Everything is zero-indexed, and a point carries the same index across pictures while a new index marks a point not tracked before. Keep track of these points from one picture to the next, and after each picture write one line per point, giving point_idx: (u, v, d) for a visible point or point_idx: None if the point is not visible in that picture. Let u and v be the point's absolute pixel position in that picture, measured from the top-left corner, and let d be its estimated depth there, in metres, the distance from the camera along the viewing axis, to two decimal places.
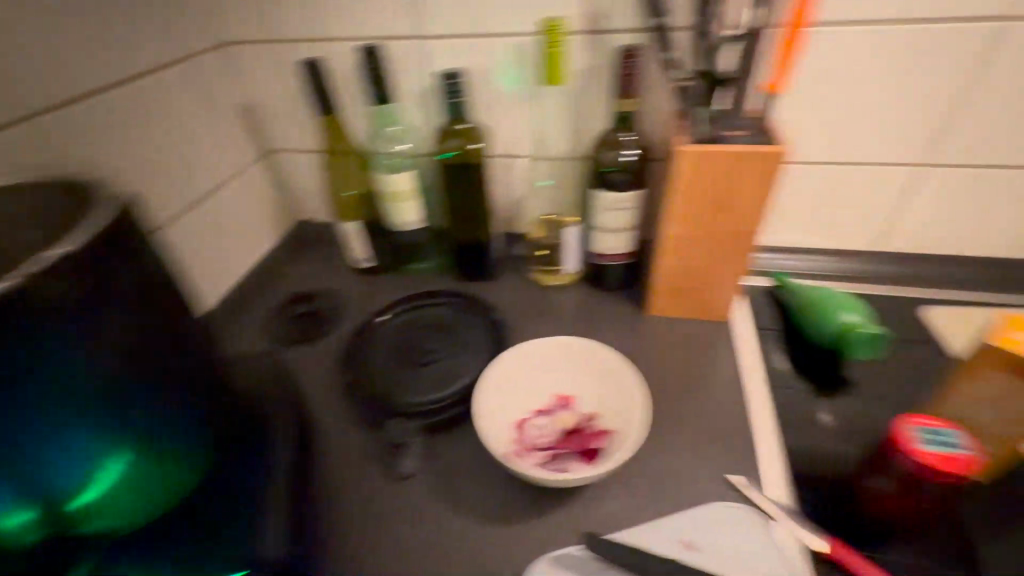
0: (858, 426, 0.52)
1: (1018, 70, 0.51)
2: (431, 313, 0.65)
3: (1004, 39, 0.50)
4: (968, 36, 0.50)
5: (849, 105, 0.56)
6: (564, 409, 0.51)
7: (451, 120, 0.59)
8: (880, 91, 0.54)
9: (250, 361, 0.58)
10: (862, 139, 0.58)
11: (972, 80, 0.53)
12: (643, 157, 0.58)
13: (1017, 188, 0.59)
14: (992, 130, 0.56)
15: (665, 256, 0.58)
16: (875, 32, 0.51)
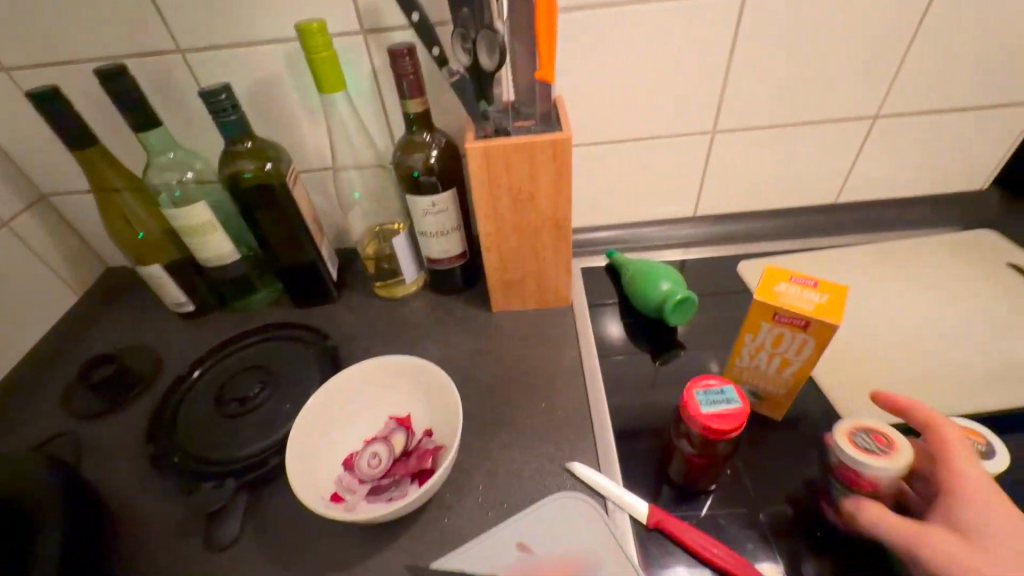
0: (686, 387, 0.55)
1: (775, 38, 0.55)
2: (258, 351, 0.59)
3: (756, 10, 0.53)
4: (725, 10, 0.53)
5: (638, 83, 0.58)
6: (398, 431, 0.48)
7: (235, 139, 0.54)
8: (664, 66, 0.56)
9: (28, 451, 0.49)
10: (659, 114, 0.60)
11: (739, 50, 0.56)
12: (451, 156, 0.56)
13: (796, 144, 0.64)
14: (767, 94, 0.60)
15: (489, 255, 0.57)
16: (644, 11, 0.52)
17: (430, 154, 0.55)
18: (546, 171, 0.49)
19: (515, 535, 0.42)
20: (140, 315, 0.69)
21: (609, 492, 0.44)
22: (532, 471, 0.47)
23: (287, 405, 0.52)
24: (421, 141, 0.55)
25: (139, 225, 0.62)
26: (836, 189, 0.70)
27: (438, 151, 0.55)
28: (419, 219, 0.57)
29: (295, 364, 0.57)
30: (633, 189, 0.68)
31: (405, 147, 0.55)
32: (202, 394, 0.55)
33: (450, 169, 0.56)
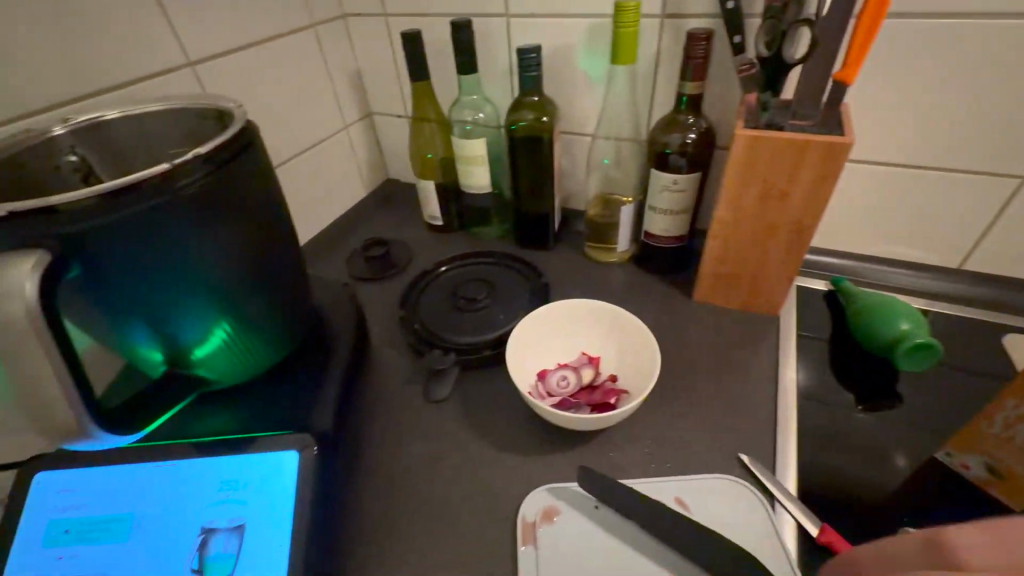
0: (893, 439, 0.50)
1: None
2: (485, 267, 0.70)
3: None
4: None
5: (942, 107, 0.52)
6: (588, 367, 0.55)
7: (525, 94, 0.63)
8: (985, 94, 0.50)
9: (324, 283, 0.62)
10: (956, 146, 0.54)
11: None
12: (705, 142, 0.59)
13: None
14: None
15: (714, 241, 0.58)
16: (983, 29, 0.47)
17: (687, 136, 0.58)
18: (809, 171, 0.49)
19: (674, 491, 0.45)
20: (402, 219, 0.87)
21: (779, 493, 0.44)
22: (702, 450, 0.49)
23: (502, 318, 0.62)
24: (684, 122, 0.58)
25: (429, 147, 0.79)
26: None
27: (696, 135, 0.58)
28: (655, 193, 0.61)
29: (513, 287, 0.67)
30: (888, 220, 0.62)
31: (666, 125, 0.59)
32: (440, 286, 0.68)
33: (700, 155, 0.59)
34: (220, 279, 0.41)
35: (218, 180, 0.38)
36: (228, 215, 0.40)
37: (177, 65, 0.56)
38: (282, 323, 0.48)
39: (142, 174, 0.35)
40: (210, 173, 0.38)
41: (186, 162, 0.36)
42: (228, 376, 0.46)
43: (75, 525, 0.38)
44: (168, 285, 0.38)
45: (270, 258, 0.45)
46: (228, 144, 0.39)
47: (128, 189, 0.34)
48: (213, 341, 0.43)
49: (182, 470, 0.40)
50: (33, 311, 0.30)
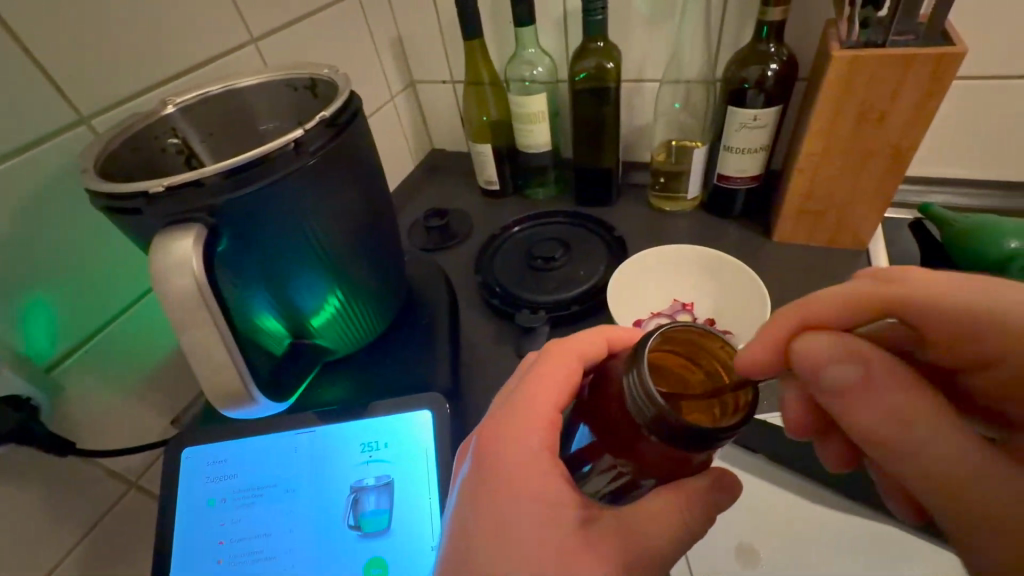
0: None
1: None
2: (553, 226, 0.69)
3: None
4: None
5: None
6: (682, 312, 0.54)
7: (589, 39, 0.61)
8: None
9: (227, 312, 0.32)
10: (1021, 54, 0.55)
11: None
12: (784, 75, 0.56)
13: None
14: None
15: (799, 176, 0.57)
16: None
17: (768, 68, 0.56)
18: (914, 91, 0.47)
19: None
20: (451, 188, 0.86)
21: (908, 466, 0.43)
22: None
23: (585, 273, 0.62)
24: (764, 52, 0.56)
25: (485, 110, 0.77)
26: None
27: (777, 66, 0.56)
28: (731, 133, 0.59)
29: (586, 242, 0.66)
30: (964, 140, 0.62)
31: (743, 58, 0.57)
32: (515, 247, 0.68)
33: (781, 86, 0.57)
34: (336, 251, 0.41)
35: (340, 148, 0.37)
36: (349, 182, 0.39)
37: (244, 42, 0.56)
38: (386, 292, 0.48)
39: (269, 146, 0.33)
40: (335, 142, 0.37)
41: (320, 126, 0.35)
42: (346, 343, 0.46)
43: (234, 492, 0.40)
44: (297, 253, 0.38)
45: (377, 223, 0.45)
46: (346, 107, 0.38)
47: (260, 161, 0.33)
48: (328, 312, 0.44)
49: (320, 436, 0.42)
50: (199, 288, 0.30)
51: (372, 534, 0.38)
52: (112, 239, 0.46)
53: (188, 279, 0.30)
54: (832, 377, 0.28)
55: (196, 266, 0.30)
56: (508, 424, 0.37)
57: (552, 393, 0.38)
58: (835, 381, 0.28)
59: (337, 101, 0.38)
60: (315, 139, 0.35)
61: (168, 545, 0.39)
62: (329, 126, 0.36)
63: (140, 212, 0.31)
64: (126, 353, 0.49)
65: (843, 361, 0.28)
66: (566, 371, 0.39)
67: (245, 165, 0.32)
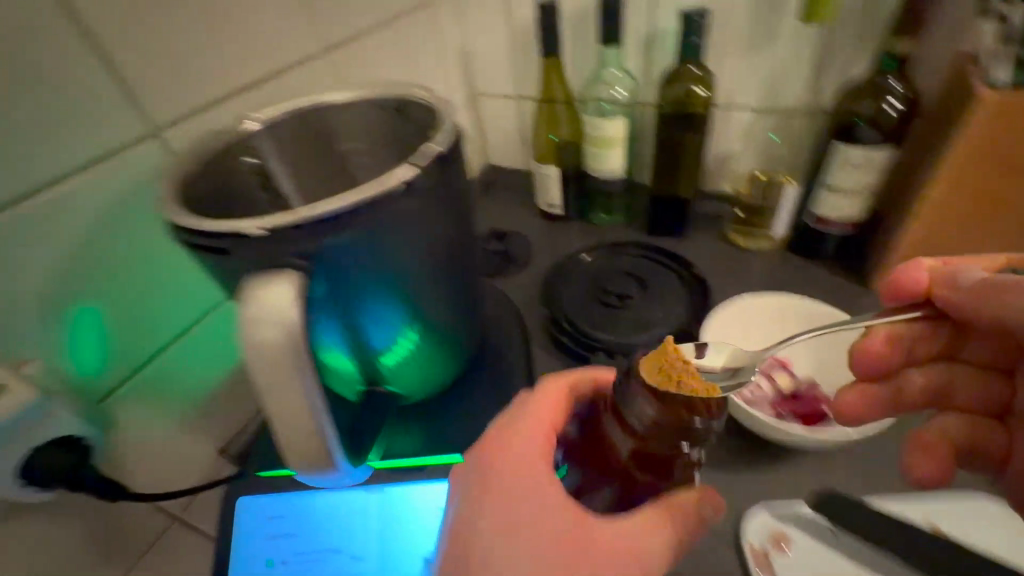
0: None
1: None
2: (625, 259, 0.65)
3: None
4: None
5: None
6: (780, 370, 0.49)
7: (682, 63, 0.57)
8: None
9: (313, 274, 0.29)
10: None
11: None
12: (906, 113, 0.51)
13: None
14: None
15: (912, 224, 0.51)
16: None
17: (885, 105, 0.51)
18: None
19: (923, 515, 0.40)
20: (508, 207, 0.82)
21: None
22: None
23: (663, 315, 0.57)
24: (882, 87, 0.51)
25: (554, 130, 0.73)
26: None
27: (898, 104, 0.50)
28: (837, 173, 0.54)
29: (663, 279, 0.61)
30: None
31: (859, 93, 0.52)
32: (584, 279, 0.63)
33: (899, 126, 0.52)
34: (421, 294, 0.37)
35: (443, 183, 0.33)
36: (447, 221, 0.35)
37: (318, 51, 0.52)
38: (464, 335, 0.44)
39: (377, 189, 0.29)
40: (441, 177, 0.32)
41: (428, 162, 0.31)
42: (418, 390, 0.42)
43: (293, 554, 0.36)
44: (383, 294, 0.34)
45: (464, 263, 0.40)
46: (453, 139, 0.34)
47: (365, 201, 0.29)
48: (405, 358, 0.39)
49: (391, 497, 0.38)
50: (286, 341, 0.26)
51: None
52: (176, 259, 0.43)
53: (277, 332, 0.26)
54: (968, 276, 0.34)
55: (290, 318, 0.26)
56: (505, 438, 0.33)
57: (551, 413, 0.34)
58: (973, 279, 0.34)
59: (444, 132, 0.34)
60: (422, 175, 0.31)
61: None
62: (438, 161, 0.32)
63: (229, 252, 0.27)
64: (182, 380, 0.45)
65: (990, 273, 0.34)
66: (565, 390, 0.35)
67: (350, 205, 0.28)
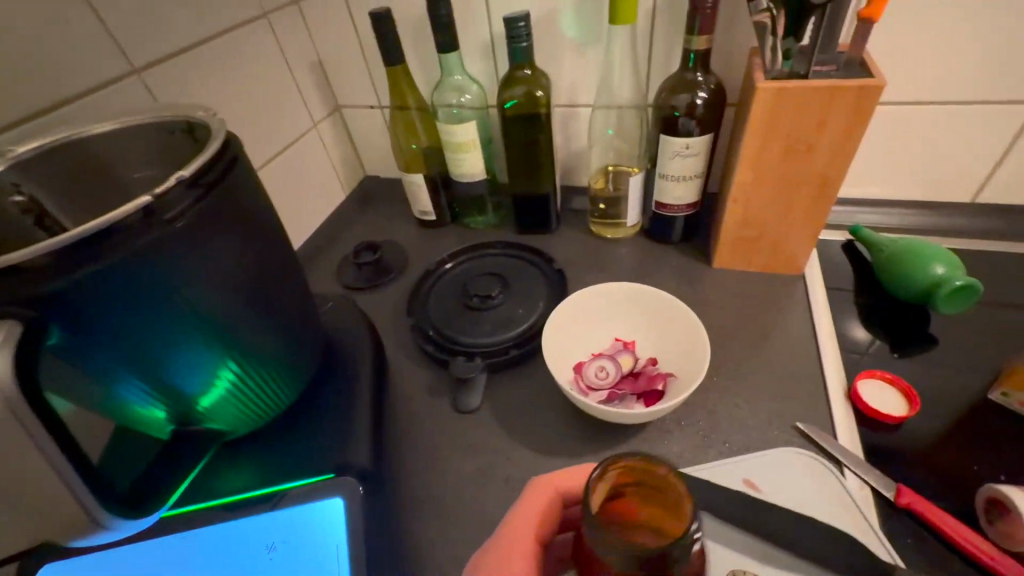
0: (926, 382, 0.51)
1: None
2: (491, 260, 0.65)
3: None
4: None
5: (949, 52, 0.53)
6: (625, 353, 0.52)
7: (516, 67, 0.59)
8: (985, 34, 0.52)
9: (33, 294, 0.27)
10: (945, 79, 0.55)
11: None
12: (714, 102, 0.55)
13: None
14: None
15: (733, 206, 0.56)
16: None
17: (697, 96, 0.55)
18: (838, 124, 0.47)
19: (742, 472, 0.44)
20: (387, 218, 0.81)
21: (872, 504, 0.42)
22: (760, 423, 0.48)
23: (523, 311, 0.59)
24: (692, 80, 0.55)
25: (414, 137, 0.72)
26: None
27: (706, 94, 0.54)
28: (665, 160, 0.58)
29: (524, 277, 0.63)
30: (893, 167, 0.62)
31: (673, 87, 0.56)
32: (449, 286, 0.63)
33: (712, 115, 0.56)
34: (225, 328, 0.36)
35: (210, 205, 0.32)
36: (229, 242, 0.34)
37: (125, 72, 0.49)
38: (295, 356, 0.43)
39: (112, 217, 0.29)
40: (202, 195, 0.32)
41: (180, 184, 0.31)
42: (248, 421, 0.41)
43: None
44: (164, 332, 0.32)
45: (274, 287, 0.39)
46: (216, 157, 0.33)
47: (102, 234, 0.28)
48: (222, 390, 0.38)
49: (212, 537, 0.36)
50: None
51: None
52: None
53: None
54: None
55: (1, 373, 0.24)
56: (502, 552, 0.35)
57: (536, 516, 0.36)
58: None
59: (205, 151, 0.33)
60: (173, 197, 0.31)
61: None
62: (194, 181, 0.32)
63: None
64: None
65: None
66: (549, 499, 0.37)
67: (84, 236, 0.28)
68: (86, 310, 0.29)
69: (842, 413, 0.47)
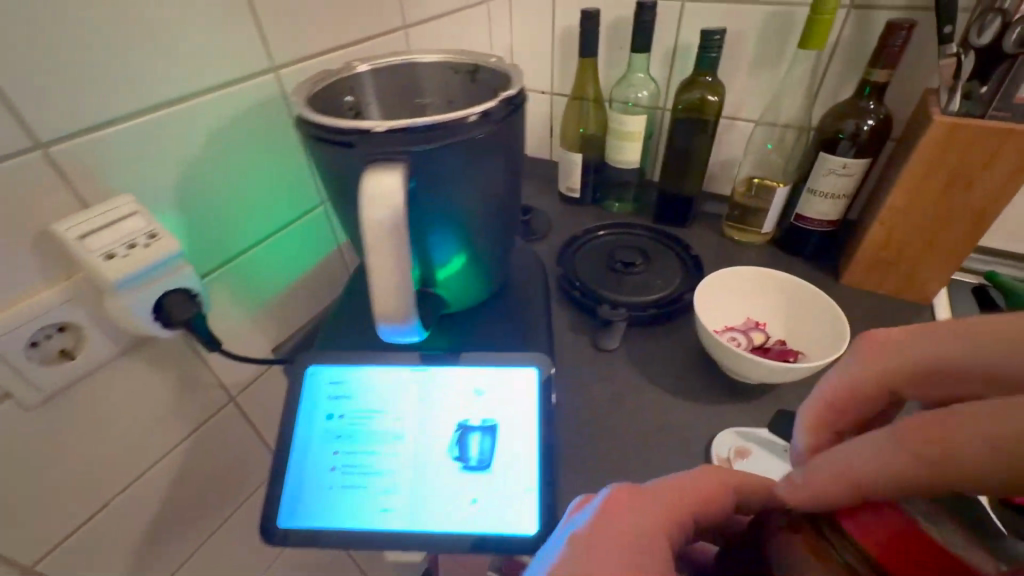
0: None
1: None
2: (632, 237, 0.74)
3: None
4: None
5: None
6: (756, 330, 0.59)
7: (699, 73, 0.68)
8: None
9: (411, 149, 0.38)
10: None
11: None
12: (880, 130, 0.61)
13: None
14: None
15: (878, 227, 0.62)
16: None
17: (865, 122, 0.61)
18: (1005, 163, 0.52)
19: None
20: (534, 190, 0.92)
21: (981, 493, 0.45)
22: None
23: (661, 282, 0.67)
24: (862, 108, 0.61)
25: (580, 123, 0.83)
26: None
27: (874, 122, 0.60)
28: (820, 174, 0.64)
29: (664, 257, 0.71)
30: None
31: (842, 112, 0.63)
32: (595, 250, 0.72)
33: (874, 142, 0.62)
34: (478, 218, 0.46)
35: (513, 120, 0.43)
36: (505, 156, 0.45)
37: (398, 25, 0.62)
38: (499, 260, 0.53)
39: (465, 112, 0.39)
40: (513, 112, 0.42)
41: (506, 101, 0.41)
42: (457, 300, 0.52)
43: (350, 411, 0.45)
44: (445, 215, 0.44)
45: (512, 201, 0.50)
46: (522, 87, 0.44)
47: (458, 122, 0.39)
48: (455, 267, 0.49)
49: (433, 375, 0.46)
50: (391, 223, 0.35)
51: (473, 467, 0.42)
52: (288, 173, 0.54)
53: (384, 210, 0.35)
54: None
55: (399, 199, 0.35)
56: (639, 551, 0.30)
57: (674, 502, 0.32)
58: None
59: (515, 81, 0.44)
60: (500, 110, 0.41)
61: (290, 444, 0.44)
62: (512, 100, 0.42)
63: (354, 144, 0.37)
64: (276, 267, 0.56)
65: None
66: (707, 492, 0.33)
67: (435, 125, 0.38)
68: (429, 172, 0.40)
69: None
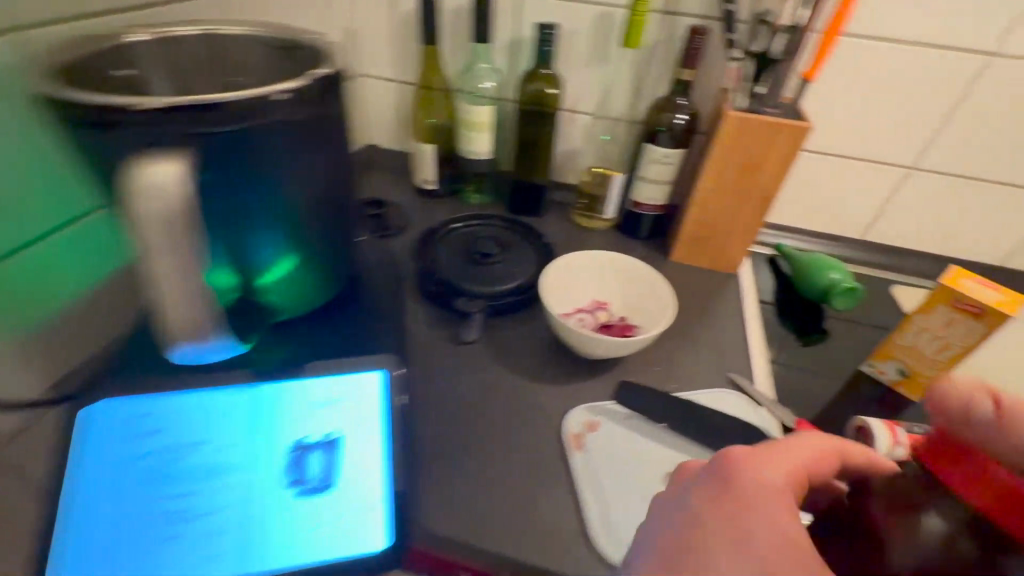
0: (822, 360, 0.67)
1: (971, 120, 0.68)
2: (487, 227, 0.75)
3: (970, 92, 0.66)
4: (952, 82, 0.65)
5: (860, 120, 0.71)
6: (601, 309, 0.63)
7: (538, 66, 0.70)
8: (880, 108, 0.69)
9: (195, 130, 0.32)
10: (855, 140, 0.72)
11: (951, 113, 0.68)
12: (690, 124, 0.70)
13: (961, 203, 0.75)
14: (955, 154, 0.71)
15: (694, 209, 0.70)
16: (881, 64, 0.66)
17: (678, 116, 0.68)
18: (778, 153, 0.63)
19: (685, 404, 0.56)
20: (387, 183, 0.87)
21: (777, 429, 0.54)
22: (701, 374, 0.60)
23: (517, 270, 0.68)
24: (676, 104, 0.68)
25: (428, 113, 0.81)
26: (995, 255, 0.79)
27: (685, 116, 0.68)
28: (647, 164, 0.70)
29: (518, 245, 0.73)
30: (817, 202, 0.79)
31: (660, 107, 0.70)
32: (450, 242, 0.71)
33: (686, 135, 0.70)
34: (298, 212, 0.40)
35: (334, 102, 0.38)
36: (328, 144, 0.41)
37: None
38: (338, 259, 0.48)
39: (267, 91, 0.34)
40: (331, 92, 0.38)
41: (322, 80, 0.37)
42: (290, 305, 0.47)
43: (156, 451, 0.38)
44: (260, 206, 0.38)
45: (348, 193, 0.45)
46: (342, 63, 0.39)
47: (259, 101, 0.33)
48: (282, 268, 0.43)
49: (262, 394, 0.41)
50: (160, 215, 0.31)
51: (314, 489, 0.38)
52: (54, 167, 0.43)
53: (152, 204, 0.30)
54: None
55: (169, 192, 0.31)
56: None
57: None
58: None
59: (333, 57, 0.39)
60: (314, 89, 0.36)
61: (69, 507, 0.35)
62: (328, 80, 0.37)
63: (117, 124, 0.31)
64: (41, 287, 0.44)
65: None
66: None
67: (241, 105, 0.33)
68: (223, 160, 0.34)
69: (763, 372, 0.61)
